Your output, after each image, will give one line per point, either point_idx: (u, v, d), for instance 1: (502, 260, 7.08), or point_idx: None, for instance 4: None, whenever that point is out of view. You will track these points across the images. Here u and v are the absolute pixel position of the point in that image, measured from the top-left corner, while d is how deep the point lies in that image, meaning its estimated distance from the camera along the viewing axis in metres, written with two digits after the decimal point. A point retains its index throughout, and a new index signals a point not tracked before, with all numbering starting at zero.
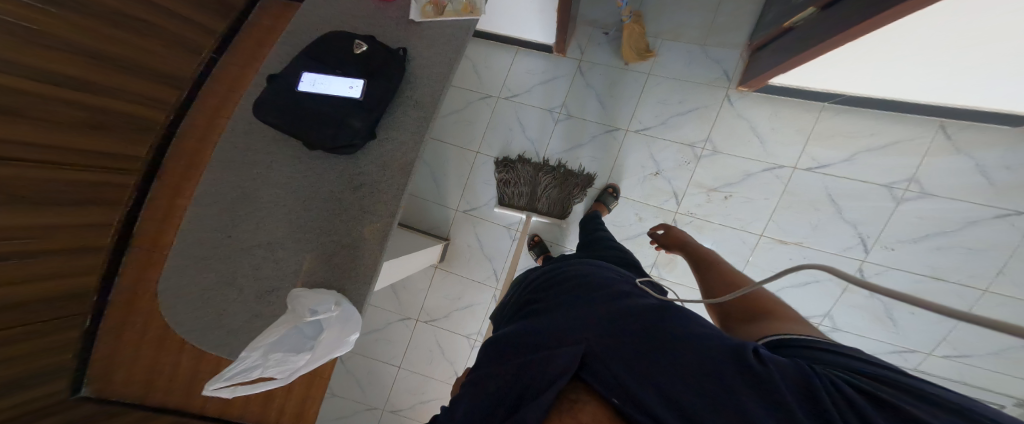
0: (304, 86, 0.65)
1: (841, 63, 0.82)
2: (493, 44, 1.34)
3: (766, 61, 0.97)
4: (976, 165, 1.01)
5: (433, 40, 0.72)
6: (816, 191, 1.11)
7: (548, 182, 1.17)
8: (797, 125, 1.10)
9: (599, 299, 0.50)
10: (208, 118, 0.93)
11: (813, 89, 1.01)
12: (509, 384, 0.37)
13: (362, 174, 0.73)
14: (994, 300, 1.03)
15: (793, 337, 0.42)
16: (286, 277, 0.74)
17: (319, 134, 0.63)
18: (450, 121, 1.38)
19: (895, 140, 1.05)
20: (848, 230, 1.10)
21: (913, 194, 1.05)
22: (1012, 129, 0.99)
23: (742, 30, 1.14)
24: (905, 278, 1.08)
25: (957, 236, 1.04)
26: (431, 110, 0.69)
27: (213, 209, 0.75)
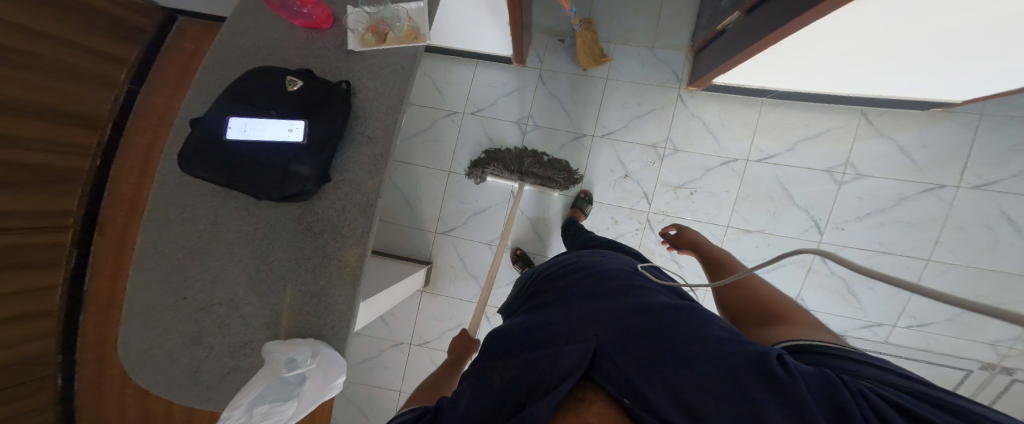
0: (234, 132, 0.60)
1: (772, 65, 0.89)
2: (452, 59, 1.34)
3: (708, 62, 1.03)
4: (899, 146, 1.11)
5: (378, 70, 0.70)
6: (769, 182, 1.17)
7: (531, 162, 1.11)
8: (743, 120, 1.17)
9: (612, 299, 0.51)
10: (141, 161, 0.96)
11: (752, 87, 1.07)
12: (515, 380, 0.39)
13: (321, 221, 0.69)
14: (937, 269, 1.12)
15: (805, 341, 0.44)
16: (257, 330, 0.71)
17: (265, 183, 0.60)
18: (417, 142, 1.36)
19: (827, 128, 1.14)
20: (802, 215, 1.16)
21: (850, 176, 1.14)
22: (923, 113, 1.09)
23: (683, 32, 1.21)
24: (857, 255, 1.15)
25: (894, 211, 1.13)
26: (386, 147, 0.68)
27: (163, 266, 0.70)
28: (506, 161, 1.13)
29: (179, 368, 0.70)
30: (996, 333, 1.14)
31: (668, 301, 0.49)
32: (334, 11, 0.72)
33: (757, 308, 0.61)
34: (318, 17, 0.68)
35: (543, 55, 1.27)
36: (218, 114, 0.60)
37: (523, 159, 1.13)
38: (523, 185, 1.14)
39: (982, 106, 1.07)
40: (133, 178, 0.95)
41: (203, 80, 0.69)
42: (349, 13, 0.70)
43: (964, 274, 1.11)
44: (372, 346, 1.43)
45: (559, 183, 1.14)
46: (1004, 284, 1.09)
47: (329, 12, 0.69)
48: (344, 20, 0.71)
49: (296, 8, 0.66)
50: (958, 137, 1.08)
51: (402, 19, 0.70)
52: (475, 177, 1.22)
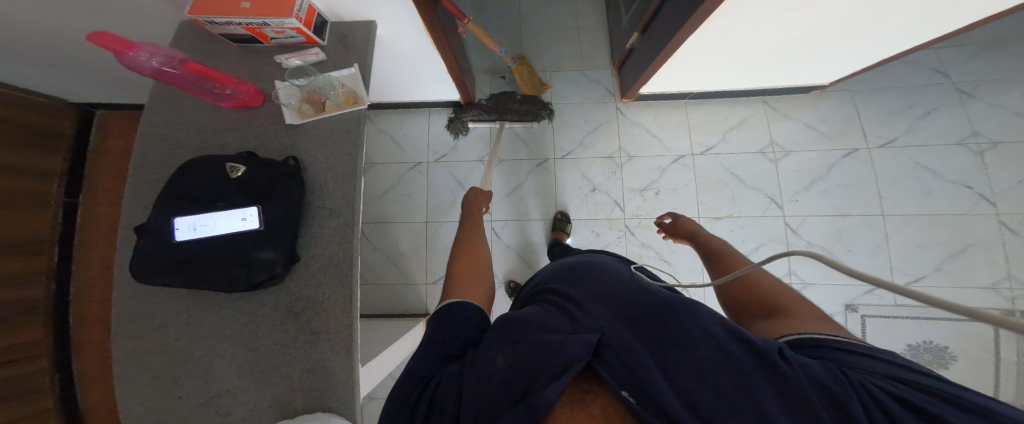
0: (184, 232, 0.61)
1: (684, 70, 1.00)
2: (403, 111, 1.41)
3: (631, 74, 1.13)
4: (805, 123, 1.22)
5: (323, 139, 0.74)
6: (717, 171, 1.22)
7: (506, 101, 1.18)
8: (675, 121, 1.25)
9: (615, 295, 0.51)
10: (101, 272, 0.85)
11: (671, 91, 1.20)
12: (520, 364, 0.39)
13: (302, 298, 0.70)
14: (897, 221, 1.15)
15: (816, 336, 0.43)
16: (262, 415, 0.69)
17: (233, 276, 0.61)
18: (389, 200, 1.38)
19: (743, 118, 1.24)
20: (758, 194, 1.20)
21: (781, 154, 1.21)
22: (809, 94, 1.24)
23: (603, 54, 1.32)
24: (824, 224, 1.17)
25: (829, 178, 1.19)
26: (348, 216, 0.70)
27: (146, 373, 0.69)
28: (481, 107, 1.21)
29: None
30: None
31: (672, 295, 0.49)
32: (262, 89, 0.77)
33: (760, 303, 0.59)
34: (244, 95, 0.73)
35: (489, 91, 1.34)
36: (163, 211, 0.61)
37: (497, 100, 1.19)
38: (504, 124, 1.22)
39: (848, 83, 1.23)
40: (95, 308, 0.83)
41: (146, 185, 0.70)
42: (278, 88, 0.76)
43: (922, 222, 1.15)
44: None
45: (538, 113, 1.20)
46: (963, 223, 1.13)
47: (255, 89, 0.75)
48: (275, 95, 0.76)
49: (220, 90, 0.71)
50: (844, 110, 1.22)
51: (338, 86, 0.77)
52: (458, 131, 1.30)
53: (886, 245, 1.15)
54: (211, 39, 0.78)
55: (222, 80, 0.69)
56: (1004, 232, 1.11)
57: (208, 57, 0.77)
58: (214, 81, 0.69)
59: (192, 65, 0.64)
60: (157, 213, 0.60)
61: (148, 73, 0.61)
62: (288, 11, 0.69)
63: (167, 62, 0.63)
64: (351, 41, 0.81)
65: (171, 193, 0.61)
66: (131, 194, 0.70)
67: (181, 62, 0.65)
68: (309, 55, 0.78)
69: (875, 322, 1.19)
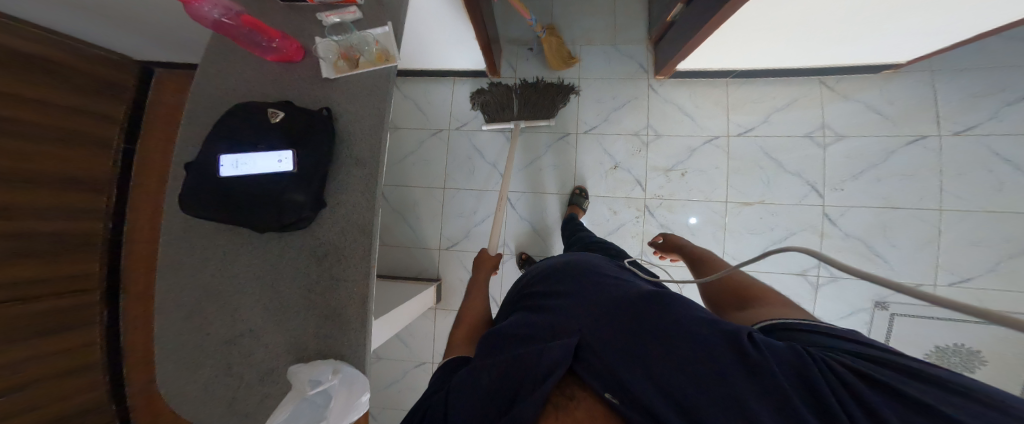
0: (227, 169, 0.64)
1: (730, 44, 0.94)
2: (427, 78, 1.38)
3: (668, 51, 1.07)
4: (867, 105, 1.13)
5: (355, 92, 0.74)
6: (754, 153, 1.17)
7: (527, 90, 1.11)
8: (714, 100, 1.19)
9: (595, 291, 0.51)
10: (149, 216, 0.95)
11: (715, 68, 1.12)
12: (505, 379, 0.40)
13: (323, 243, 0.72)
14: (953, 217, 1.09)
15: (779, 321, 0.46)
16: (280, 356, 0.74)
17: (264, 216, 0.64)
18: (408, 164, 1.39)
19: (794, 98, 1.16)
20: (798, 181, 1.15)
21: (831, 138, 1.15)
22: (876, 74, 1.13)
23: (639, 27, 1.24)
24: (867, 215, 1.13)
25: (886, 165, 1.13)
26: (373, 167, 0.70)
27: (183, 306, 0.74)
28: (499, 95, 1.12)
29: (214, 400, 0.73)
30: None
31: (650, 290, 0.49)
32: (303, 43, 0.76)
33: (733, 291, 0.62)
34: (287, 49, 0.73)
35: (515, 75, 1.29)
36: (207, 155, 0.64)
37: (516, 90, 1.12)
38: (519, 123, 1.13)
39: (930, 62, 1.11)
40: (142, 244, 0.93)
41: (185, 130, 0.72)
42: (317, 43, 0.75)
43: (973, 222, 1.08)
44: (396, 370, 1.45)
45: (555, 106, 1.15)
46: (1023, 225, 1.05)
47: (298, 45, 0.74)
48: (314, 50, 0.75)
49: (267, 43, 0.72)
50: (918, 92, 1.12)
51: (371, 42, 0.75)
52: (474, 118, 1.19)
53: (936, 241, 1.10)
54: None
55: (269, 33, 0.70)
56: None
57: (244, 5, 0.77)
58: (262, 34, 0.70)
59: (243, 16, 0.67)
60: (205, 152, 0.64)
61: (209, 22, 0.66)
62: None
63: (225, 13, 0.67)
64: None
65: (218, 139, 0.65)
66: None
67: (237, 14, 0.68)
68: (347, 13, 0.76)
69: (906, 320, 1.15)
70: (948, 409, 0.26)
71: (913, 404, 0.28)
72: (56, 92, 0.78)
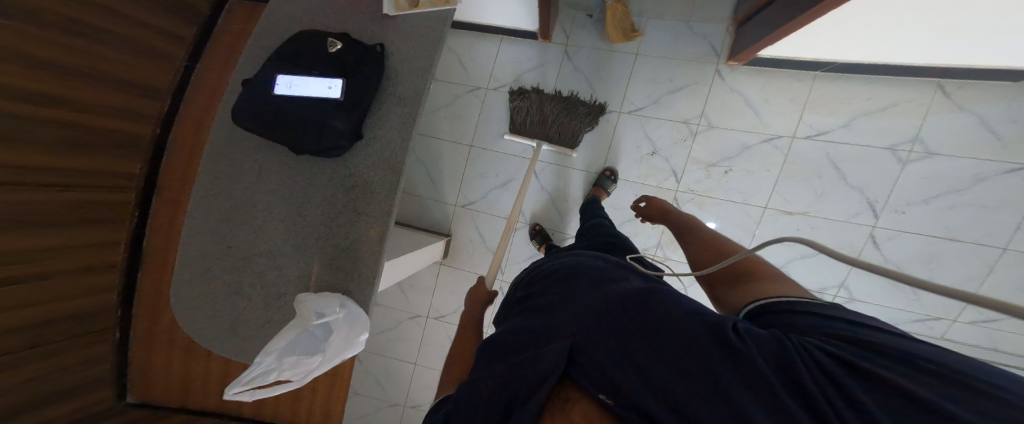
0: (281, 88, 0.65)
1: (833, 34, 0.82)
2: (475, 34, 1.32)
3: (751, 34, 0.97)
4: (981, 121, 0.98)
5: (410, 32, 0.70)
6: (817, 160, 1.09)
7: (556, 112, 1.09)
8: (790, 95, 1.08)
9: (586, 283, 0.46)
10: (194, 131, 0.93)
11: (807, 57, 0.99)
12: (499, 391, 0.35)
13: (353, 175, 0.73)
14: (1014, 259, 1.01)
15: (769, 301, 0.43)
16: (290, 283, 0.76)
17: (304, 138, 0.64)
18: (440, 117, 1.36)
19: (894, 102, 1.02)
20: (856, 196, 1.08)
21: (918, 155, 1.03)
22: (1013, 83, 0.95)
23: (723, 4, 1.11)
24: (916, 242, 1.06)
25: (968, 194, 1.02)
26: (414, 107, 0.68)
27: (209, 220, 0.75)
28: (534, 106, 1.12)
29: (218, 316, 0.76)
30: None
31: (643, 284, 0.44)
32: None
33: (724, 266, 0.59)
34: None
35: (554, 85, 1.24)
36: (263, 77, 0.65)
37: (546, 104, 1.11)
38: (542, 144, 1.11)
39: None
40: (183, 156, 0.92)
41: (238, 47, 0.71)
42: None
43: None
44: (393, 318, 1.50)
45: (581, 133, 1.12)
46: None
47: None
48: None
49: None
50: None
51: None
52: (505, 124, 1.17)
53: (984, 278, 1.04)
54: None
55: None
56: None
57: None
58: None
59: None
60: (262, 70, 0.65)
61: None
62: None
63: None
64: None
65: (275, 65, 0.66)
66: None
67: None
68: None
69: None
70: (931, 396, 0.22)
71: (897, 392, 0.24)
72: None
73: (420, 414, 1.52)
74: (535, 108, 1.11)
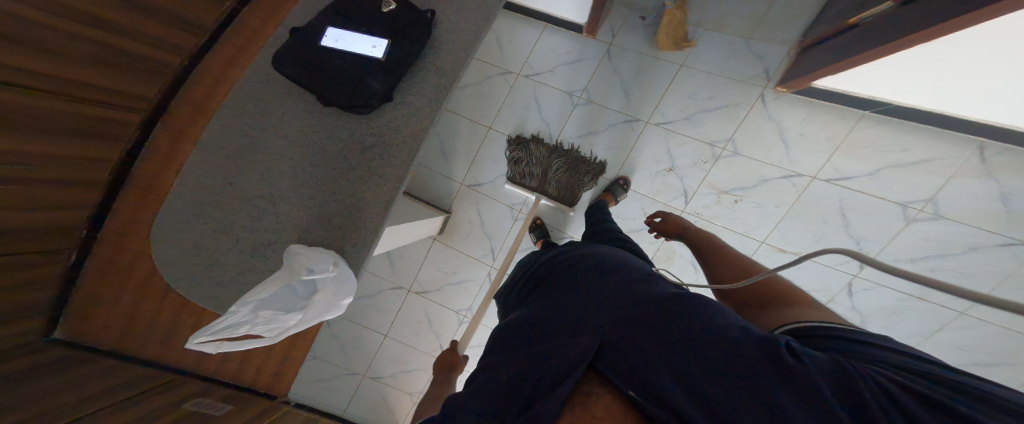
0: (328, 41, 0.65)
1: (906, 69, 0.80)
2: (520, 17, 1.30)
3: (815, 61, 0.96)
4: (999, 192, 0.99)
5: (464, 4, 0.69)
6: (829, 204, 1.11)
7: (558, 165, 1.13)
8: (828, 134, 1.08)
9: (615, 286, 0.52)
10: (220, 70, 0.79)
11: (866, 97, 1.00)
12: (530, 374, 0.42)
13: (372, 136, 0.73)
14: (966, 323, 1.07)
15: (810, 325, 0.42)
16: (283, 231, 0.74)
17: (336, 91, 0.63)
18: (466, 95, 1.35)
19: (927, 158, 1.03)
20: (851, 244, 1.10)
21: (926, 215, 1.05)
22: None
23: (795, 26, 1.06)
24: (887, 297, 1.11)
25: (954, 259, 1.04)
26: (451, 79, 0.68)
27: (215, 154, 0.72)
28: (533, 159, 1.16)
29: (198, 258, 0.71)
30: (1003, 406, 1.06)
31: (677, 290, 0.47)
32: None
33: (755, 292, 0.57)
34: None
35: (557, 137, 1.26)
36: (314, 25, 0.64)
37: (550, 158, 1.14)
38: (541, 197, 1.16)
39: None
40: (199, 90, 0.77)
41: None
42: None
43: (993, 333, 1.05)
44: (374, 286, 1.51)
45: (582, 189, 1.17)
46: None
47: None
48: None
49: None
50: None
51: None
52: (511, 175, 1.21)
53: (929, 334, 1.09)
54: None
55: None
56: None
57: None
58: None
59: None
60: (314, 20, 0.65)
61: None
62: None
63: None
64: None
65: (328, 16, 0.66)
66: None
67: None
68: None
69: None
70: None
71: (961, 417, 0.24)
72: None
73: (380, 386, 1.52)
74: (538, 163, 1.15)
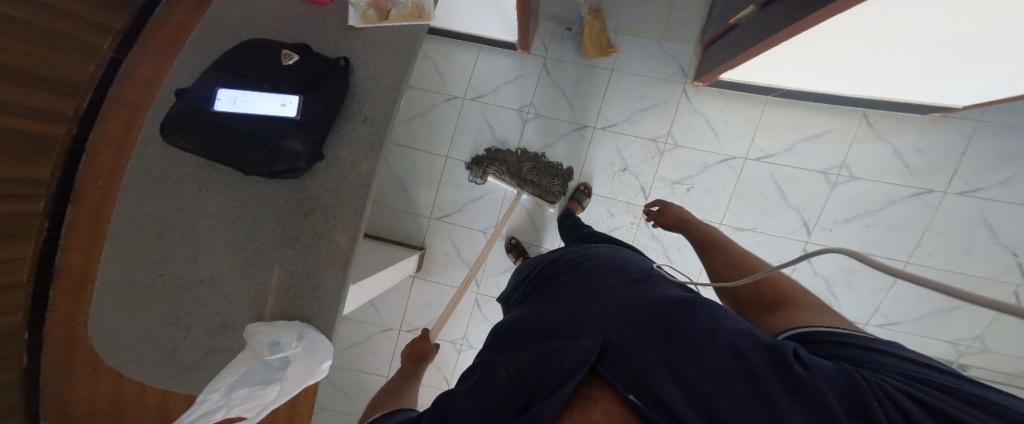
0: (222, 104, 0.57)
1: (780, 61, 0.88)
2: (453, 40, 1.28)
3: (715, 58, 1.03)
4: (895, 150, 1.13)
5: (380, 48, 0.68)
6: (764, 182, 1.19)
7: (529, 170, 1.13)
8: (745, 118, 1.18)
9: (619, 290, 0.52)
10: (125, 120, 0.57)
11: (757, 84, 1.09)
12: (525, 375, 0.41)
13: (312, 199, 0.67)
14: (913, 271, 1.17)
15: (810, 329, 0.40)
16: (241, 310, 0.69)
17: (251, 159, 0.57)
18: (414, 126, 1.31)
19: (827, 129, 1.15)
20: (793, 214, 1.19)
21: (844, 179, 1.16)
22: (922, 116, 1.10)
23: (693, 25, 1.18)
24: (840, 256, 1.19)
25: (880, 214, 1.16)
26: (384, 127, 0.65)
27: (135, 243, 0.63)
28: (506, 164, 1.15)
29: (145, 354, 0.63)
30: (959, 333, 1.17)
31: (681, 294, 0.48)
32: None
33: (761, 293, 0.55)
34: None
35: None
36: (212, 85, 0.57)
37: (522, 163, 1.15)
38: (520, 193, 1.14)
39: (980, 112, 1.08)
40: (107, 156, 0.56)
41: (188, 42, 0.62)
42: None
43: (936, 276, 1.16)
44: (359, 334, 1.41)
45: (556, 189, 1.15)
46: (968, 289, 1.14)
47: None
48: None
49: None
50: (948, 147, 1.11)
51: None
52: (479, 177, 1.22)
53: (887, 288, 1.19)
54: None
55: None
56: (1010, 303, 1.12)
57: None
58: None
59: None
60: (200, 81, 0.56)
61: None
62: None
63: None
64: None
65: (223, 71, 0.58)
66: (171, 48, 0.61)
67: None
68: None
69: None
70: None
71: None
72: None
73: None
74: (511, 168, 1.14)
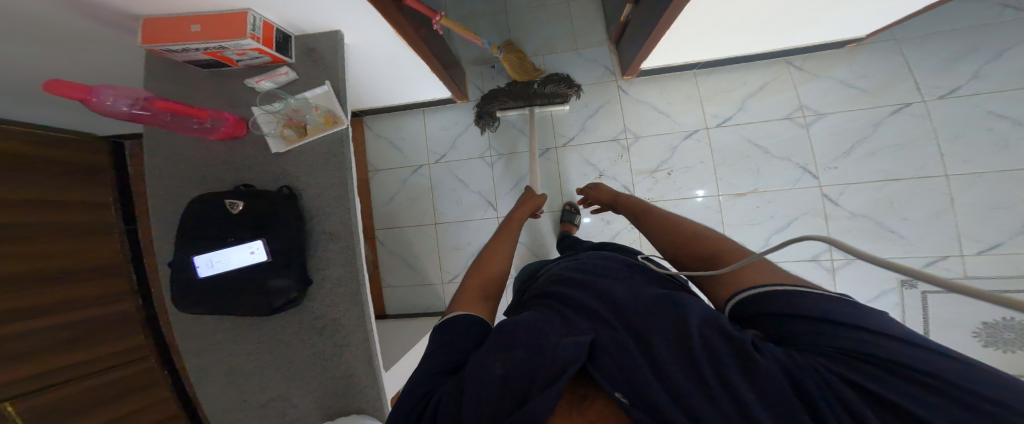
0: (203, 269, 0.62)
1: (684, 42, 0.88)
2: (397, 113, 1.37)
3: (629, 50, 1.01)
4: (840, 82, 1.08)
5: (311, 165, 0.71)
6: (738, 144, 1.11)
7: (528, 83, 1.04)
8: (685, 94, 1.14)
9: (595, 283, 0.47)
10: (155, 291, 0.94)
11: (678, 63, 1.06)
12: (510, 370, 0.35)
13: (319, 317, 0.72)
14: (963, 182, 1.00)
15: (770, 294, 0.36)
16: (310, 415, 0.75)
17: (248, 305, 0.65)
18: (396, 204, 1.38)
19: (765, 82, 1.11)
20: (787, 165, 1.09)
21: (812, 117, 1.08)
22: (842, 48, 1.08)
23: (598, 28, 1.19)
24: (869, 191, 1.05)
25: (875, 139, 1.06)
26: (347, 240, 0.70)
27: (206, 387, 0.75)
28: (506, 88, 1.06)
29: None
30: None
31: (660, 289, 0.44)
32: (242, 116, 0.72)
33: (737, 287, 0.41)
34: (226, 125, 0.69)
35: (494, 196, 1.30)
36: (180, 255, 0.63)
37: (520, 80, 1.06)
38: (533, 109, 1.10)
39: (891, 32, 1.06)
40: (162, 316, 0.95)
41: (164, 222, 0.71)
42: (256, 116, 0.71)
43: (991, 181, 0.99)
44: None
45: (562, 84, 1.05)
46: None
47: (235, 117, 0.70)
48: (255, 124, 0.72)
49: (201, 124, 0.67)
50: (889, 62, 1.06)
51: (314, 108, 0.70)
52: (485, 124, 1.14)
53: (950, 210, 1.01)
54: (179, 67, 0.71)
55: (197, 113, 0.65)
56: None
57: (180, 92, 0.71)
58: (190, 116, 0.65)
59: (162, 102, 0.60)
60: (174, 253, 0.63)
61: (122, 117, 0.57)
62: (242, 30, 0.61)
63: (135, 104, 0.58)
64: (320, 57, 0.71)
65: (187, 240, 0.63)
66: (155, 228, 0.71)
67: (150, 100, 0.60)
68: (279, 76, 0.70)
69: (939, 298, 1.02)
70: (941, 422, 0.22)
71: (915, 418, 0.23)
72: (54, 186, 0.78)
73: None
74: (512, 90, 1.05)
